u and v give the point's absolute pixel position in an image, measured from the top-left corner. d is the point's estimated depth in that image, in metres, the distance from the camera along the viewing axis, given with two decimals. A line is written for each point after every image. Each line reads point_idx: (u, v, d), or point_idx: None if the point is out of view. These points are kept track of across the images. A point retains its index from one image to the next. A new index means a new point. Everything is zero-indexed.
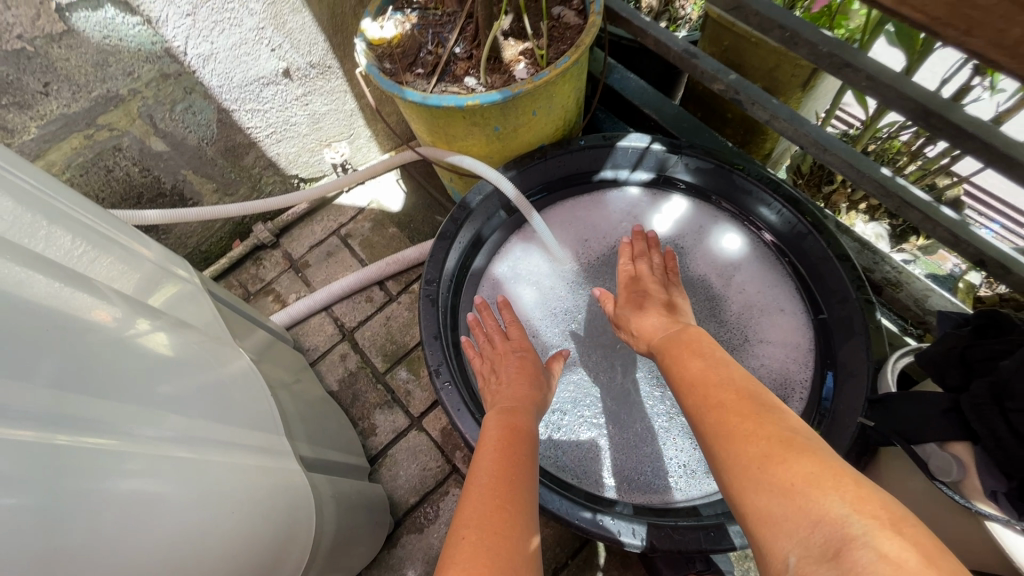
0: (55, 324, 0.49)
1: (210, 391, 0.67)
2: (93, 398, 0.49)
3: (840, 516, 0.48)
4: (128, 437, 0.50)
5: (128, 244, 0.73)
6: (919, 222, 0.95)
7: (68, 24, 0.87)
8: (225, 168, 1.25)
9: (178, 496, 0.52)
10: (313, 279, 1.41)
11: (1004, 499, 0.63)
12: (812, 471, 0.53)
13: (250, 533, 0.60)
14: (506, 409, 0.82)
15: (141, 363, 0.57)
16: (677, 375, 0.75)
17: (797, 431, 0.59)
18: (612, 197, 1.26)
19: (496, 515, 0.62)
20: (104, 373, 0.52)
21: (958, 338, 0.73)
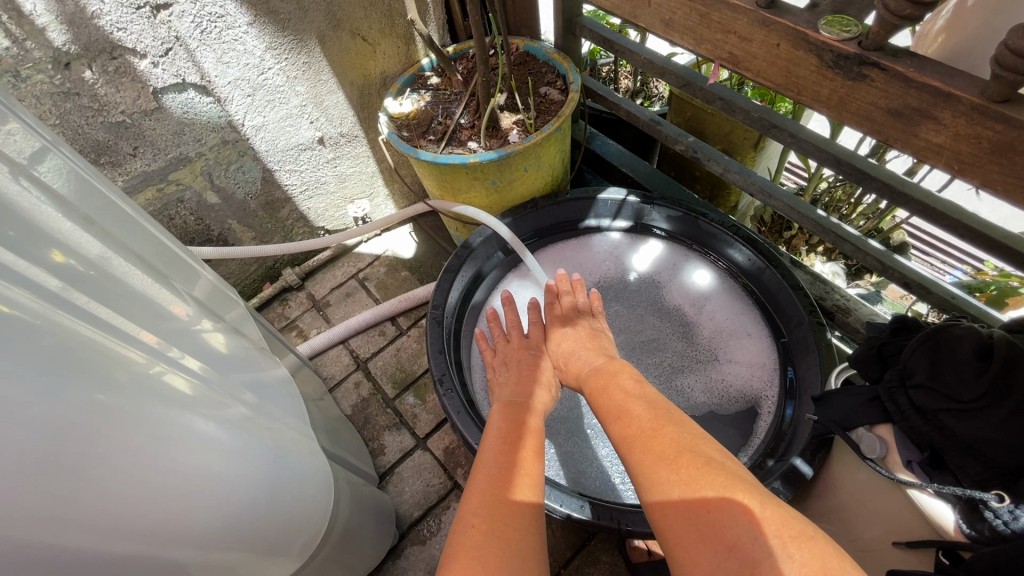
0: (150, 305, 0.66)
1: (253, 381, 0.82)
2: (180, 355, 0.64)
3: (754, 541, 0.58)
4: (207, 388, 0.65)
5: (193, 266, 0.92)
6: (853, 254, 1.13)
7: (160, 103, 1.11)
8: (264, 219, 1.47)
9: (234, 443, 0.65)
10: (332, 317, 1.58)
11: (919, 467, 0.75)
12: (725, 496, 0.62)
13: (277, 490, 0.72)
14: (510, 405, 0.95)
15: (205, 346, 0.73)
16: (604, 405, 0.86)
17: (715, 456, 0.69)
18: (596, 240, 1.44)
19: (500, 505, 0.72)
20: (182, 345, 0.67)
21: (876, 337, 0.87)
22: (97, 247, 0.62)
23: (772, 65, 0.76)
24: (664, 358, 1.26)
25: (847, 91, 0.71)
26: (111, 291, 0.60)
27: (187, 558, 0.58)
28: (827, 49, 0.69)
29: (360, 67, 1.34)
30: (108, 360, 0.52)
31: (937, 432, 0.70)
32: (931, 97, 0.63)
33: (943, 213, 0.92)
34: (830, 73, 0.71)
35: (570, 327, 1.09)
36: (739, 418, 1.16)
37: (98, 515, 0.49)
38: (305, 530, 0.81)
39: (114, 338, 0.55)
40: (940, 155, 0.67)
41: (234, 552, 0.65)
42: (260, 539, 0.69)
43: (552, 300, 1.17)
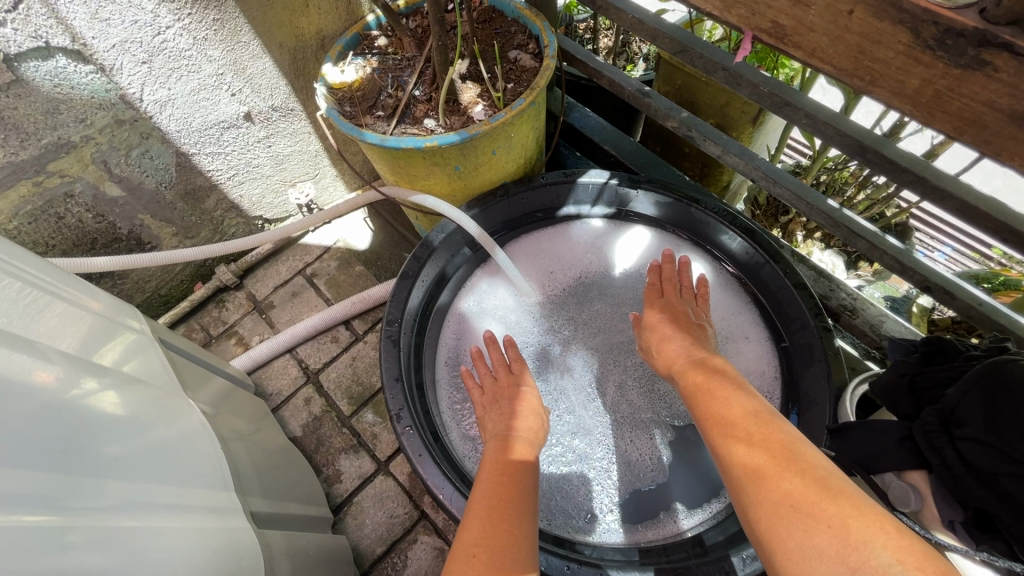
0: None
1: (157, 454, 0.64)
2: (22, 469, 0.48)
3: (885, 566, 0.46)
4: (64, 510, 0.49)
5: (77, 297, 0.71)
6: (866, 251, 0.99)
7: (18, 74, 0.87)
8: (185, 212, 1.23)
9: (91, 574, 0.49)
10: (277, 321, 1.38)
11: (961, 528, 0.63)
12: (852, 513, 0.51)
13: None
14: (506, 434, 0.85)
15: (77, 426, 0.55)
16: (701, 404, 0.75)
17: (826, 467, 0.58)
18: (576, 230, 1.27)
19: (498, 524, 0.67)
20: (29, 438, 0.50)
21: (906, 363, 0.75)
22: None
23: (838, 44, 0.59)
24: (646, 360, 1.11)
25: (952, 85, 0.54)
26: None
27: None
28: (931, 24, 0.53)
29: (290, 26, 1.10)
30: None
31: (994, 497, 0.58)
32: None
33: (986, 214, 0.79)
34: (927, 58, 0.55)
35: (675, 318, 0.95)
36: None
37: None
38: None
39: None
40: None
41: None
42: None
43: (653, 284, 1.05)
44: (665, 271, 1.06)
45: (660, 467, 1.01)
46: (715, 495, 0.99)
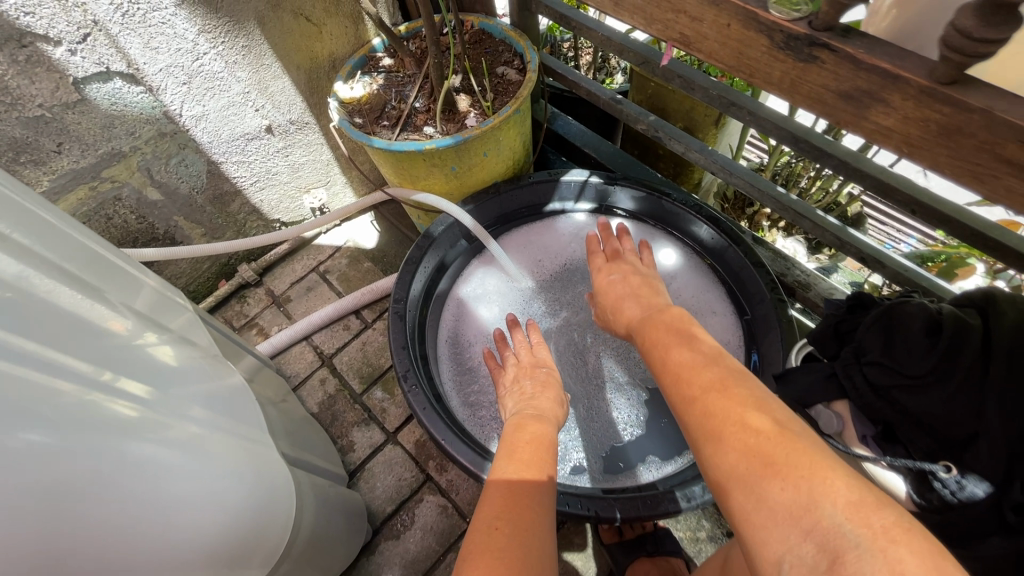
0: (88, 329, 0.60)
1: (209, 394, 0.79)
2: (129, 383, 0.62)
3: (840, 527, 0.48)
4: (158, 415, 0.64)
5: (131, 273, 0.84)
6: (811, 230, 1.14)
7: (83, 94, 1.03)
8: (213, 214, 1.39)
9: (182, 466, 0.64)
10: (294, 313, 1.53)
11: (873, 441, 0.77)
12: (807, 476, 0.52)
13: (235, 503, 0.72)
14: (530, 417, 0.91)
15: (153, 365, 0.69)
16: (661, 359, 0.73)
17: (787, 426, 0.58)
18: (561, 223, 1.43)
19: (517, 498, 0.72)
20: (125, 366, 0.63)
21: (833, 313, 0.88)
22: (19, 268, 0.55)
23: (724, 46, 0.75)
24: None
25: (798, 73, 0.70)
26: (36, 317, 0.54)
27: None
28: (777, 30, 0.68)
29: (306, 50, 1.27)
30: (38, 393, 0.50)
31: (889, 407, 0.72)
32: (879, 77, 0.63)
33: (896, 189, 0.93)
34: (781, 55, 0.70)
35: (624, 280, 0.96)
36: None
37: (53, 553, 0.49)
38: (266, 541, 0.80)
39: (37, 366, 0.51)
40: (890, 137, 0.67)
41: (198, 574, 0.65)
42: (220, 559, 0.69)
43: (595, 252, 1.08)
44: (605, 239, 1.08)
45: (639, 422, 1.15)
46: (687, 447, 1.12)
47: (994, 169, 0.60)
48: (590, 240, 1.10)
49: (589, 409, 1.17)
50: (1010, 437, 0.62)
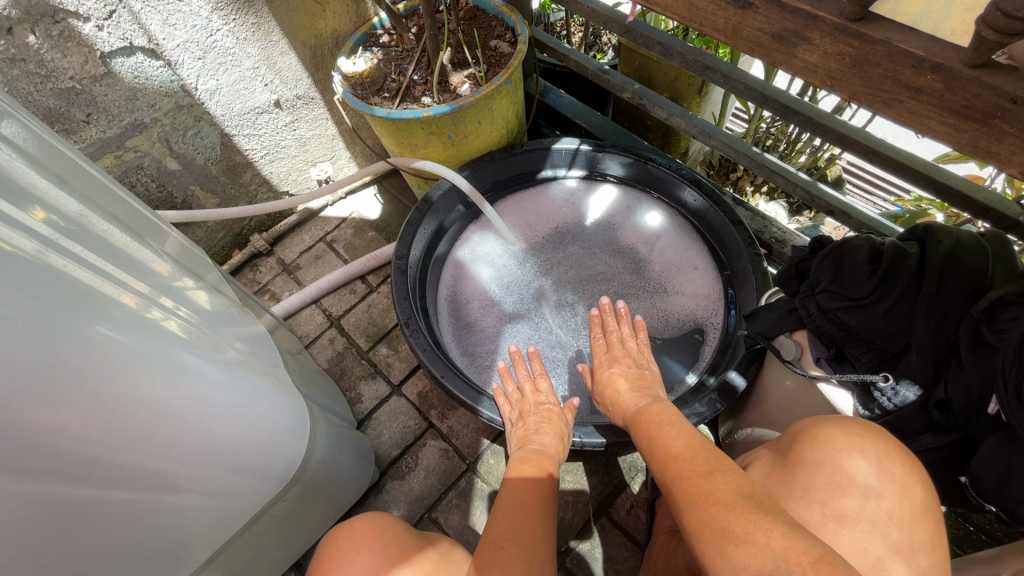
0: (142, 266, 0.73)
1: (233, 330, 0.90)
2: (174, 308, 0.75)
3: (773, 568, 0.51)
4: (190, 332, 0.75)
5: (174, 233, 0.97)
6: (783, 186, 1.21)
7: (109, 68, 1.13)
8: (227, 185, 1.48)
9: (206, 373, 0.74)
10: (303, 279, 1.63)
11: (825, 362, 0.84)
12: (751, 525, 0.55)
13: (252, 415, 0.82)
14: (529, 454, 0.93)
15: (192, 301, 0.81)
16: (650, 445, 0.80)
17: (739, 487, 0.62)
18: (554, 189, 1.51)
19: (522, 522, 0.79)
20: (171, 297, 0.76)
21: (797, 256, 0.96)
22: (91, 213, 0.68)
23: None
24: (608, 286, 1.37)
25: (739, 20, 0.77)
26: (107, 252, 0.66)
27: (171, 469, 0.70)
28: None
29: (310, 27, 1.35)
30: (103, 300, 0.61)
31: (836, 328, 0.80)
32: (803, 19, 0.71)
33: (857, 142, 1.01)
34: (723, 4, 0.77)
35: (624, 367, 1.03)
36: (685, 342, 1.28)
37: (107, 421, 0.60)
38: (285, 455, 0.91)
39: (108, 281, 0.64)
40: (817, 71, 0.75)
41: (210, 470, 0.76)
42: (236, 462, 0.80)
43: (597, 336, 1.12)
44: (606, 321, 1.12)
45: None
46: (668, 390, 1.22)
47: (897, 94, 0.69)
48: (591, 321, 1.13)
49: (578, 356, 1.28)
50: (937, 345, 0.71)
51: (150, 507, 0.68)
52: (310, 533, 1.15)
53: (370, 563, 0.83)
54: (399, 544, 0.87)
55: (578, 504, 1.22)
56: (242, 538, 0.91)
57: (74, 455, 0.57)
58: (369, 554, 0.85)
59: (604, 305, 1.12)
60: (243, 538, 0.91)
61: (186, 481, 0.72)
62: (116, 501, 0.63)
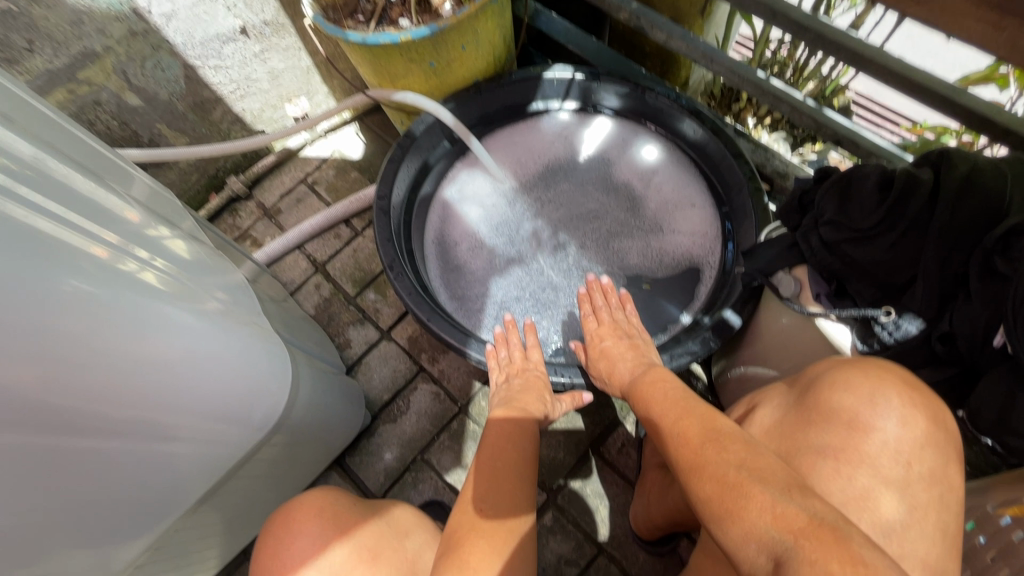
0: (114, 213, 0.68)
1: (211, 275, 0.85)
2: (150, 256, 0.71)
3: (766, 538, 0.51)
4: (170, 284, 0.72)
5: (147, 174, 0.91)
6: (789, 114, 1.14)
7: None
8: (196, 123, 1.39)
9: (171, 316, 0.69)
10: (285, 224, 1.56)
11: (825, 298, 0.80)
12: (748, 492, 0.54)
13: (225, 360, 0.78)
14: (509, 415, 0.94)
15: (169, 248, 0.77)
16: (648, 415, 0.80)
17: (737, 453, 0.61)
18: (544, 123, 1.42)
19: (499, 486, 0.83)
20: (147, 247, 0.72)
21: (801, 186, 0.90)
22: (54, 156, 0.63)
23: None
24: (600, 224, 1.32)
25: None
26: (73, 198, 0.62)
27: (142, 416, 0.66)
28: None
29: None
30: (70, 250, 0.57)
31: (840, 262, 0.76)
32: None
33: (872, 61, 0.92)
34: None
35: (615, 339, 1.01)
36: (681, 282, 1.24)
37: (60, 367, 0.56)
38: (267, 400, 0.88)
39: (75, 230, 0.60)
40: None
41: (179, 415, 0.72)
42: (213, 408, 0.77)
43: (587, 310, 1.11)
44: (594, 295, 1.12)
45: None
46: (662, 330, 1.19)
47: None
48: (580, 296, 1.13)
49: (571, 299, 1.25)
50: (945, 275, 0.67)
51: (126, 455, 0.66)
52: (304, 476, 1.16)
53: (308, 543, 0.80)
54: (337, 517, 0.83)
55: (570, 444, 1.22)
56: (231, 481, 0.91)
57: (30, 403, 0.53)
58: (306, 537, 0.81)
59: (590, 282, 1.13)
60: (231, 482, 0.91)
61: (161, 428, 0.70)
62: (89, 451, 0.61)
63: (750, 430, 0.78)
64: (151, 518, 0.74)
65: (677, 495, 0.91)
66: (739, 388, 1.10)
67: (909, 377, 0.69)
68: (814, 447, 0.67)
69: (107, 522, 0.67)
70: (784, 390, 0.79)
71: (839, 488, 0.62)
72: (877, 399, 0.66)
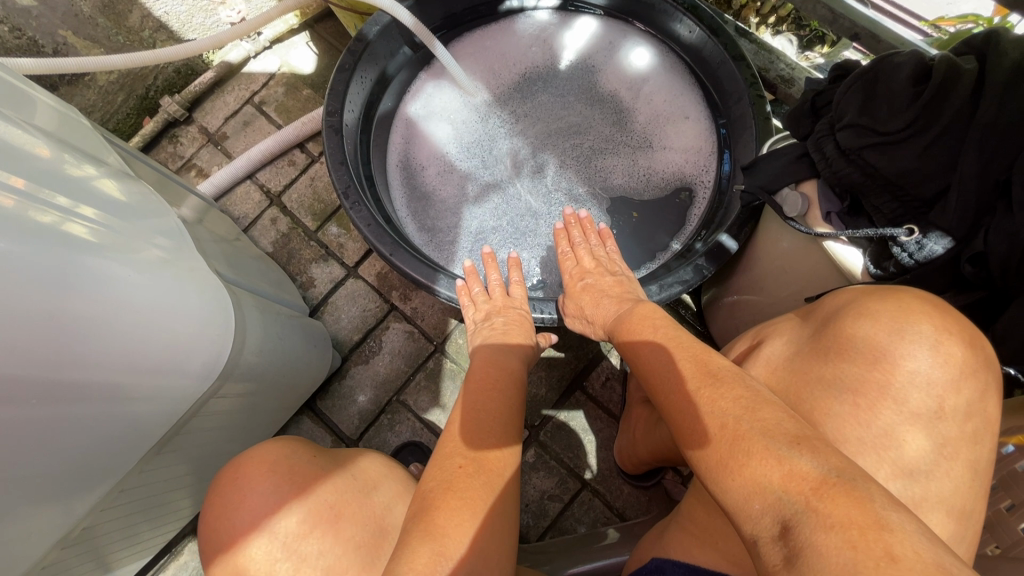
0: (21, 155, 0.58)
1: (135, 211, 0.73)
2: (75, 204, 0.62)
3: (774, 499, 0.47)
4: (93, 233, 0.62)
5: (57, 103, 0.78)
6: (801, 4, 0.98)
7: None
8: (109, 28, 1.20)
9: (44, 254, 0.56)
10: (233, 151, 1.39)
11: (836, 218, 0.71)
12: (753, 446, 0.50)
13: (138, 304, 0.65)
14: (489, 360, 0.87)
15: (93, 192, 0.67)
16: (638, 349, 0.74)
17: (742, 401, 0.55)
18: (520, 24, 1.24)
19: (481, 434, 0.73)
20: (70, 192, 0.63)
21: (813, 89, 0.78)
22: None
23: None
24: (583, 140, 1.18)
25: None
26: None
27: (45, 377, 0.56)
28: None
29: None
30: None
31: (858, 172, 0.65)
32: None
33: None
34: None
35: (597, 278, 0.92)
36: (671, 204, 1.13)
37: None
38: (209, 347, 0.77)
39: None
40: None
41: (89, 371, 0.61)
42: (137, 360, 0.66)
43: (565, 250, 1.00)
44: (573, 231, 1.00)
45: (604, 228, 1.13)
46: (650, 258, 1.10)
47: None
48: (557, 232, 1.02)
49: (551, 226, 1.14)
50: (983, 186, 0.58)
51: (32, 419, 0.56)
52: (272, 422, 1.09)
53: (261, 501, 0.74)
54: (287, 468, 0.78)
55: (552, 380, 1.16)
56: (178, 439, 0.82)
57: None
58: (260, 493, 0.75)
59: (568, 216, 1.03)
60: (181, 438, 0.82)
61: (73, 385, 0.59)
62: None
63: (754, 368, 0.73)
64: (84, 480, 0.66)
65: (665, 431, 0.85)
66: (729, 318, 1.03)
67: (939, 305, 0.61)
68: (828, 387, 0.62)
69: (30, 493, 0.60)
70: (796, 324, 0.72)
71: (858, 430, 0.59)
72: (909, 334, 0.59)
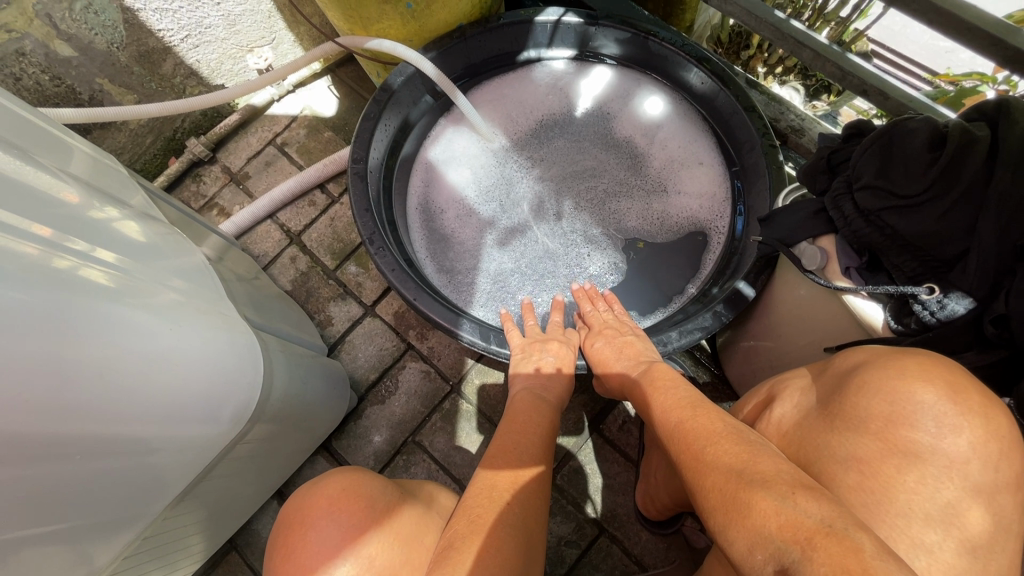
0: (40, 201, 0.59)
1: (162, 259, 0.75)
2: (92, 248, 0.63)
3: (773, 548, 0.47)
4: (121, 282, 0.63)
5: (83, 146, 0.80)
6: (810, 61, 1.02)
7: None
8: (142, 76, 1.25)
9: (88, 313, 0.58)
10: (255, 190, 1.43)
11: (855, 272, 0.73)
12: (755, 495, 0.51)
13: (173, 355, 0.67)
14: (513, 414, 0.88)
15: (114, 236, 0.68)
16: (658, 402, 0.75)
17: (750, 459, 0.56)
18: (536, 73, 1.28)
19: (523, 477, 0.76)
20: (88, 236, 0.63)
21: (827, 147, 0.81)
22: None
23: None
24: (598, 184, 1.21)
25: None
26: None
27: (81, 433, 0.58)
28: None
29: None
30: None
31: (878, 233, 0.67)
32: None
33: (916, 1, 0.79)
34: None
35: (608, 338, 0.95)
36: (687, 246, 1.15)
37: None
38: (234, 393, 0.77)
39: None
40: None
41: (123, 424, 0.62)
42: (162, 409, 0.66)
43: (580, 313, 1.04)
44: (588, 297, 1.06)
45: (619, 271, 1.15)
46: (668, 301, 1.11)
47: None
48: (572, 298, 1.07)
49: (569, 267, 1.16)
50: (1003, 250, 0.59)
51: (64, 475, 0.57)
52: (289, 463, 1.09)
53: (335, 529, 0.75)
54: (369, 502, 0.78)
55: (568, 422, 1.16)
56: (202, 484, 0.82)
57: None
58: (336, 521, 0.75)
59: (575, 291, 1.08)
60: (203, 484, 0.83)
61: (102, 440, 0.60)
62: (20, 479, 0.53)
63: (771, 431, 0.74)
64: (110, 531, 0.67)
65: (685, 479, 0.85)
66: (747, 363, 1.04)
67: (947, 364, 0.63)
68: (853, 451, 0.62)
69: (59, 547, 0.61)
70: (807, 386, 0.74)
71: (873, 501, 0.59)
72: (916, 401, 0.60)
